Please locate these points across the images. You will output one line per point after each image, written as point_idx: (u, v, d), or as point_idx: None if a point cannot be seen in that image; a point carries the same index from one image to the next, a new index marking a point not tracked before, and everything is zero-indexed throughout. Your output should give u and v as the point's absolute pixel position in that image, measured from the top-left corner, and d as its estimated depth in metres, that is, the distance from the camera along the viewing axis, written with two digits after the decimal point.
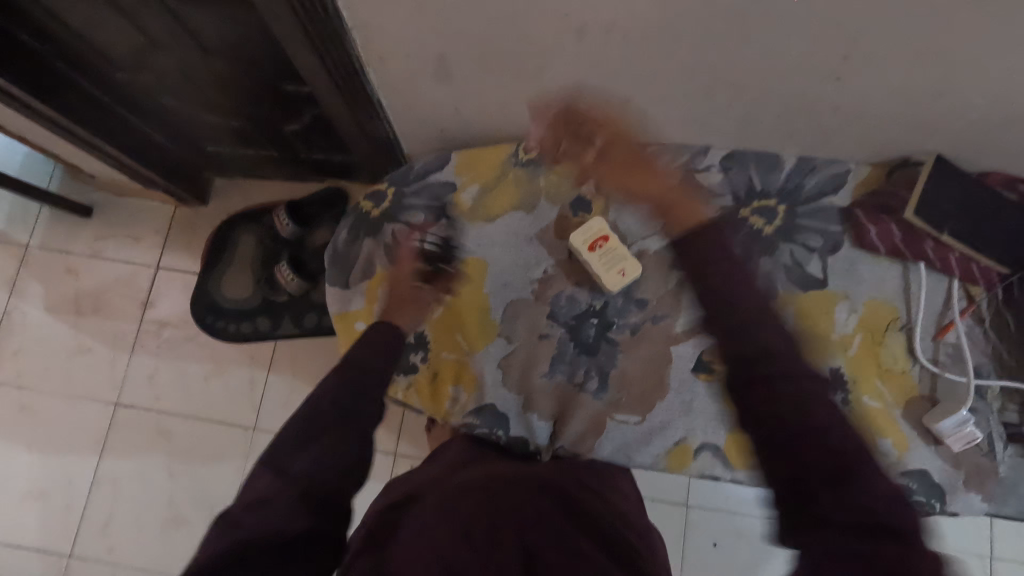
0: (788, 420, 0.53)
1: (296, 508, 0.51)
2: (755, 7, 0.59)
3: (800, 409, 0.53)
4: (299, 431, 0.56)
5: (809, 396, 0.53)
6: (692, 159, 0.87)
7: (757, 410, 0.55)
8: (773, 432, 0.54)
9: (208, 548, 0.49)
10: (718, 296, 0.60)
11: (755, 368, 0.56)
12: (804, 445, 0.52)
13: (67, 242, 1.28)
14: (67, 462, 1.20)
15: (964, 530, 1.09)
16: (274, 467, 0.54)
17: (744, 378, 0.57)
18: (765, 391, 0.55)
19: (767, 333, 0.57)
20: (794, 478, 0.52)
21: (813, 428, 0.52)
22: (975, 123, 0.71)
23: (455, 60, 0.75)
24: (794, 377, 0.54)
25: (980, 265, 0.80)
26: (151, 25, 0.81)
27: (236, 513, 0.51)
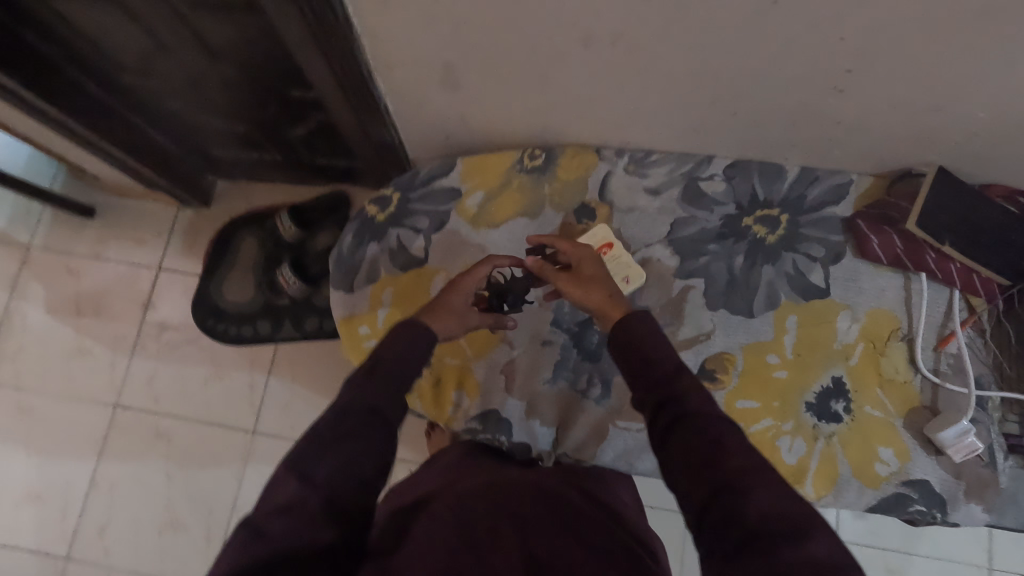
0: (702, 467, 0.46)
1: (323, 515, 0.49)
2: (761, 20, 0.60)
3: (713, 453, 0.46)
4: (326, 437, 0.51)
5: (723, 437, 0.47)
6: (695, 167, 0.88)
7: (671, 464, 0.48)
8: (689, 483, 0.47)
9: (229, 557, 0.46)
10: (632, 357, 0.55)
11: (669, 417, 0.49)
12: (720, 492, 0.45)
13: (69, 243, 1.29)
14: (64, 464, 1.19)
15: (964, 539, 1.09)
16: (299, 471, 0.50)
17: (659, 433, 0.50)
18: (680, 439, 0.48)
19: (680, 383, 0.51)
20: (712, 509, 0.44)
21: (729, 471, 0.45)
22: (976, 137, 0.72)
23: (461, 68, 0.75)
24: (707, 421, 0.48)
25: (982, 277, 0.80)
26: (159, 29, 0.82)
27: (259, 519, 0.48)
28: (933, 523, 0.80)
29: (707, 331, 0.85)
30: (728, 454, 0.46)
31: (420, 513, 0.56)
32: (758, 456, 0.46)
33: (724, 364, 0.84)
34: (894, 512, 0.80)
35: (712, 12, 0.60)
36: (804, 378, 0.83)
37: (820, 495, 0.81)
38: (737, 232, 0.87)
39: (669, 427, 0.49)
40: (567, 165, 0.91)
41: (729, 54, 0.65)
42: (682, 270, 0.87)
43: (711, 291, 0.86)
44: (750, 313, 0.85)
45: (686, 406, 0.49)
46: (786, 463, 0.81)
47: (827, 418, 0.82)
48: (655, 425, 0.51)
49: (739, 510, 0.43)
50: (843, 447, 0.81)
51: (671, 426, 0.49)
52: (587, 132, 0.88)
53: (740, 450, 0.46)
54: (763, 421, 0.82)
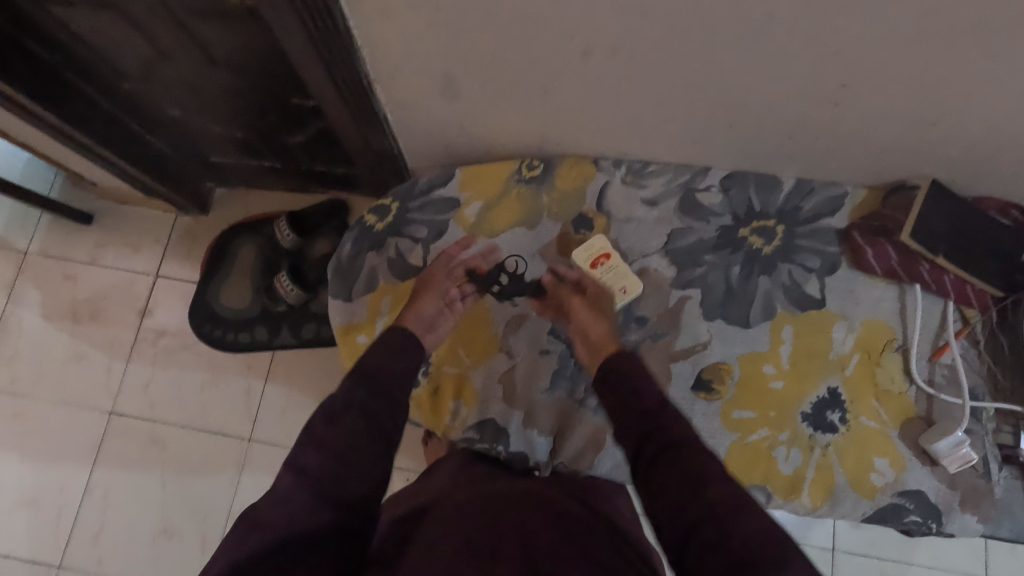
0: (686, 495, 0.50)
1: (320, 506, 0.51)
2: (759, 34, 0.61)
3: (696, 482, 0.50)
4: (324, 432, 0.54)
5: (706, 468, 0.51)
6: (692, 178, 0.89)
7: (656, 491, 0.52)
8: (673, 508, 0.50)
9: (229, 550, 0.48)
10: (620, 391, 0.62)
11: (654, 447, 0.54)
12: (703, 518, 0.49)
13: (66, 248, 1.28)
14: (59, 470, 1.19)
15: (959, 549, 1.09)
16: (296, 466, 0.52)
17: (644, 464, 0.54)
18: (664, 469, 0.52)
19: (663, 416, 0.57)
20: (691, 532, 0.48)
21: (712, 499, 0.49)
22: (970, 150, 0.73)
23: (461, 78, 0.76)
24: (690, 452, 0.53)
25: (975, 288, 0.81)
26: (160, 38, 0.82)
27: (258, 513, 0.50)
28: (928, 533, 0.81)
29: (703, 341, 0.86)
30: (710, 483, 0.50)
31: (421, 526, 0.57)
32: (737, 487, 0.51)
33: (720, 374, 0.85)
34: (890, 523, 0.80)
35: (711, 26, 0.61)
36: (801, 388, 0.83)
37: (817, 506, 0.81)
38: (733, 242, 0.87)
39: (655, 457, 0.54)
40: (565, 175, 0.92)
41: (727, 67, 0.66)
42: (679, 281, 0.88)
43: (709, 301, 0.87)
44: (747, 323, 0.86)
45: (671, 436, 0.55)
46: (783, 472, 0.81)
47: (823, 429, 0.82)
48: (641, 455, 0.55)
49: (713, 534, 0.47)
50: (840, 457, 0.81)
51: (657, 456, 0.54)
52: (585, 143, 0.89)
53: (721, 480, 0.51)
54: (760, 431, 0.83)
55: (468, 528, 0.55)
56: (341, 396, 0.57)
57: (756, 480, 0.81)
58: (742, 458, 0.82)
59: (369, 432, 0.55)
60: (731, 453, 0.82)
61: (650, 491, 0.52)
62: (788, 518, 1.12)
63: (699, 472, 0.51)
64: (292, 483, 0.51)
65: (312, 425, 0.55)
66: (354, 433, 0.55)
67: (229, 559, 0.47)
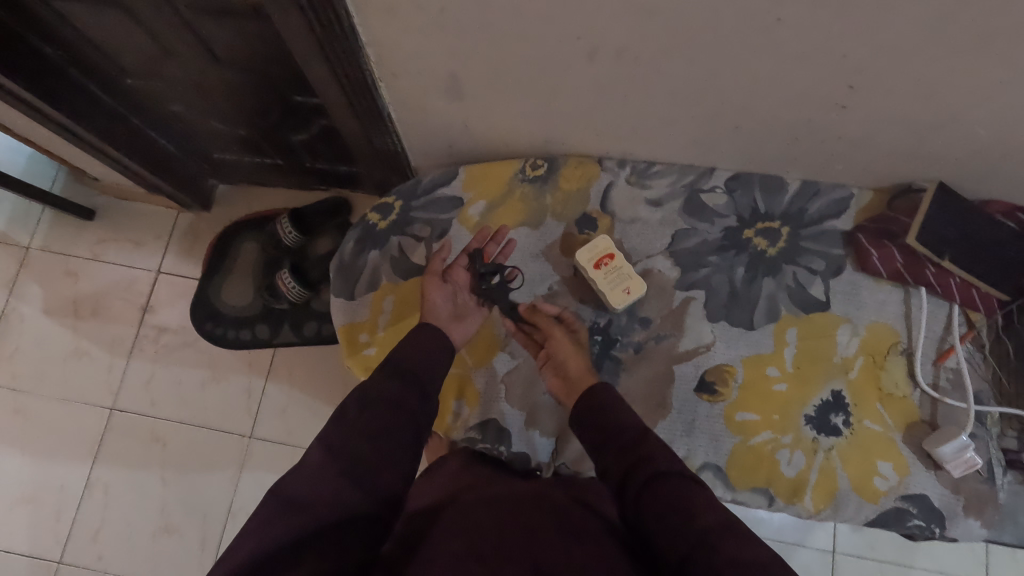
0: (678, 522, 0.51)
1: (351, 490, 0.52)
2: (767, 36, 0.60)
3: (687, 509, 0.51)
4: (359, 416, 0.56)
5: (693, 496, 0.52)
6: (697, 179, 0.88)
7: (648, 521, 0.52)
8: (668, 536, 0.50)
9: (260, 529, 0.48)
10: (596, 426, 0.63)
11: (641, 478, 0.55)
12: (697, 544, 0.49)
13: (68, 244, 1.28)
14: (59, 467, 1.19)
15: (960, 553, 1.09)
16: (330, 449, 0.54)
17: (632, 496, 0.55)
18: (652, 498, 0.53)
19: (645, 446, 0.58)
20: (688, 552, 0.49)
21: (703, 526, 0.50)
22: (976, 154, 0.72)
23: (466, 78, 0.76)
24: (677, 480, 0.54)
25: (980, 291, 0.81)
26: (164, 35, 0.82)
27: (289, 491, 0.51)
28: (931, 538, 0.80)
29: (707, 343, 0.85)
30: (700, 511, 0.51)
31: (430, 525, 0.57)
32: (727, 513, 0.51)
33: (724, 376, 0.84)
34: (893, 526, 0.80)
35: (718, 27, 0.60)
36: (804, 391, 0.83)
37: (819, 509, 0.81)
38: (738, 244, 0.87)
39: (642, 488, 0.55)
40: (569, 175, 0.91)
41: (734, 68, 0.66)
42: (683, 282, 0.87)
43: (712, 303, 0.86)
44: (751, 325, 0.85)
45: (655, 465, 0.56)
46: (786, 476, 0.81)
47: (826, 432, 0.82)
48: (626, 487, 0.56)
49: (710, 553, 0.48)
50: (843, 461, 0.81)
51: (644, 487, 0.55)
52: (588, 143, 0.88)
53: (710, 507, 0.52)
54: (763, 434, 0.82)
55: (470, 528, 0.55)
56: (375, 385, 0.60)
57: (758, 483, 0.81)
58: (744, 460, 0.82)
59: (399, 425, 0.58)
60: (733, 455, 0.82)
61: (643, 520, 0.53)
62: (789, 520, 1.12)
63: (690, 495, 0.52)
64: (325, 464, 0.53)
65: (346, 411, 0.57)
66: (386, 422, 0.57)
67: (264, 537, 0.48)
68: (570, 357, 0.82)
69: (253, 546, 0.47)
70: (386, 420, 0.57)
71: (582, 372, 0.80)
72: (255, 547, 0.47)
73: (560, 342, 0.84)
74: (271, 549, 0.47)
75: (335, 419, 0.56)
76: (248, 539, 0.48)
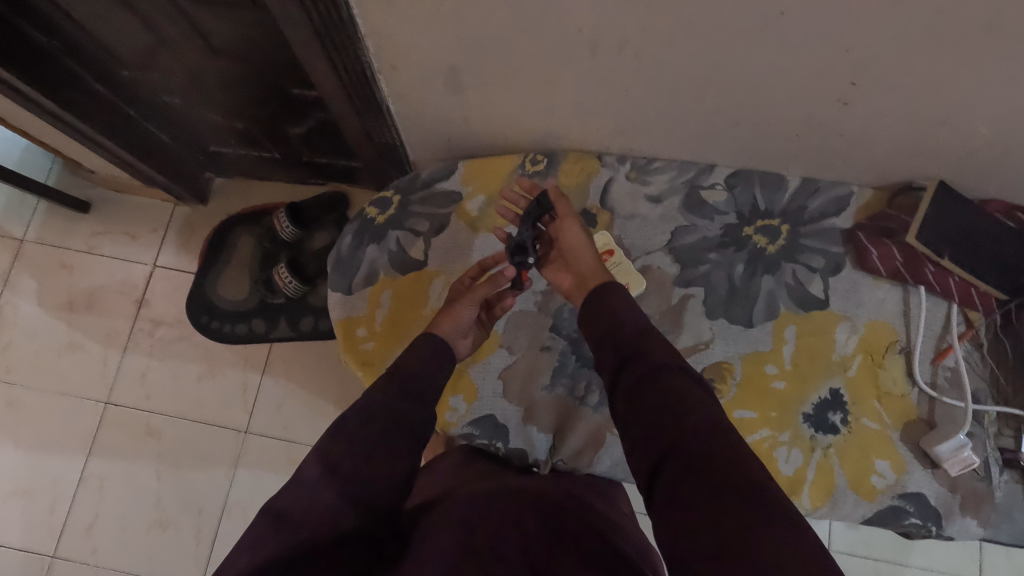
0: (664, 422, 0.50)
1: (346, 506, 0.51)
2: (772, 31, 0.60)
3: (674, 407, 0.51)
4: (349, 430, 0.55)
5: (684, 394, 0.51)
6: (697, 176, 0.88)
7: (631, 419, 0.53)
8: (648, 438, 0.51)
9: (251, 545, 0.47)
10: (599, 320, 0.62)
11: (633, 371, 0.55)
12: (678, 440, 0.49)
13: (62, 237, 1.27)
14: (53, 460, 1.18)
15: (953, 551, 1.09)
16: (326, 463, 0.53)
17: (624, 392, 0.55)
18: (642, 395, 0.53)
19: (641, 342, 0.57)
20: (670, 443, 0.49)
21: (687, 424, 0.49)
22: (977, 153, 0.72)
23: (466, 71, 0.75)
24: (670, 376, 0.53)
25: (980, 291, 0.81)
26: (162, 25, 0.81)
27: (283, 508, 0.50)
28: (927, 536, 0.81)
29: (706, 340, 0.85)
30: (689, 407, 0.50)
31: (425, 521, 0.57)
32: (717, 414, 0.50)
33: (722, 373, 0.84)
34: (890, 525, 0.80)
35: (721, 21, 0.60)
36: (803, 388, 0.83)
37: (817, 506, 0.81)
38: (737, 240, 0.87)
39: (632, 385, 0.54)
40: (569, 170, 0.91)
41: (736, 63, 0.65)
42: (682, 279, 0.87)
43: (711, 299, 0.86)
44: (750, 322, 0.85)
45: (650, 360, 0.55)
46: (784, 473, 0.81)
47: (825, 430, 0.82)
48: (619, 381, 0.56)
49: (693, 443, 0.48)
50: (841, 458, 0.81)
51: (638, 380, 0.54)
52: (589, 138, 0.88)
53: (699, 407, 0.50)
54: (761, 431, 0.82)
55: (470, 524, 0.55)
56: (378, 393, 0.59)
57: None
58: None
59: (400, 431, 0.57)
60: None
61: (627, 417, 0.53)
62: None
63: (683, 394, 0.52)
64: (320, 480, 0.52)
65: (345, 423, 0.56)
66: (386, 437, 0.56)
67: (255, 554, 0.47)
68: (579, 251, 0.75)
69: (246, 561, 0.46)
70: (387, 430, 0.56)
71: (595, 265, 0.72)
72: (244, 565, 0.46)
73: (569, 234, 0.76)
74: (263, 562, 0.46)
75: (333, 432, 0.55)
76: (242, 555, 0.47)
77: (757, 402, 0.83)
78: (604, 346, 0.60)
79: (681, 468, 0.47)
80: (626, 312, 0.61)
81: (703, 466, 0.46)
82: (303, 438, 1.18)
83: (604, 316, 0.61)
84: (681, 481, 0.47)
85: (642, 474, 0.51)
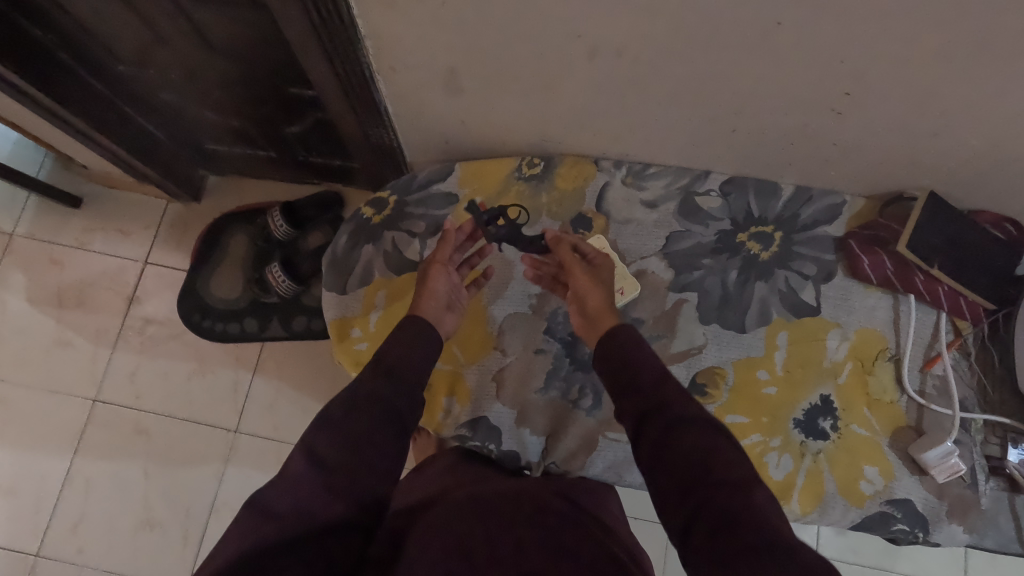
0: (691, 478, 0.51)
1: (331, 498, 0.51)
2: (767, 40, 0.60)
3: (703, 462, 0.51)
4: (337, 418, 0.55)
5: (711, 448, 0.52)
6: (691, 182, 0.89)
7: (659, 473, 0.53)
8: (679, 494, 0.51)
9: (239, 536, 0.47)
10: (615, 365, 0.62)
11: (659, 424, 0.55)
12: (707, 492, 0.49)
13: (53, 232, 1.26)
14: (39, 458, 1.16)
15: (940, 559, 1.10)
16: (313, 457, 0.52)
17: (650, 446, 0.54)
18: (669, 447, 0.53)
19: (662, 392, 0.57)
20: (698, 499, 0.49)
21: (715, 479, 0.50)
22: (966, 165, 0.74)
23: (464, 73, 0.75)
24: (696, 429, 0.53)
25: (968, 300, 0.82)
26: (159, 20, 0.81)
27: (266, 501, 0.50)
28: (914, 542, 0.82)
29: (699, 344, 0.86)
30: (716, 462, 0.51)
31: (421, 522, 0.57)
32: (745, 469, 0.51)
33: (715, 378, 0.85)
34: (878, 530, 0.81)
35: (718, 29, 0.60)
36: (795, 394, 0.84)
37: (806, 512, 0.82)
38: (731, 247, 0.88)
39: (657, 439, 0.54)
40: (566, 174, 0.91)
41: (732, 72, 0.66)
42: (677, 283, 0.88)
43: (704, 305, 0.87)
44: (743, 328, 0.86)
45: (672, 414, 0.55)
46: (774, 478, 0.82)
47: (815, 436, 0.82)
48: (643, 432, 0.56)
49: (721, 497, 0.49)
50: (830, 463, 0.82)
51: (662, 434, 0.54)
52: (586, 143, 0.88)
53: (727, 463, 0.51)
54: (752, 436, 0.83)
55: (465, 527, 0.55)
56: (364, 384, 0.59)
57: None
58: None
59: (392, 424, 0.56)
60: None
61: (656, 473, 0.53)
62: None
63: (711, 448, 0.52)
64: (307, 473, 0.51)
65: (331, 412, 0.55)
66: (372, 425, 0.55)
67: (242, 544, 0.47)
68: (587, 290, 0.76)
69: (233, 550, 0.46)
70: (382, 421, 0.56)
71: (603, 310, 0.73)
72: (228, 556, 0.46)
73: (579, 275, 0.78)
74: (240, 557, 0.46)
75: (320, 422, 0.55)
76: (230, 543, 0.47)
77: (756, 408, 0.84)
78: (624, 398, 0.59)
79: (713, 522, 0.48)
80: (646, 364, 0.61)
81: (731, 518, 0.47)
82: (294, 438, 1.18)
83: (624, 370, 0.61)
84: (714, 534, 0.47)
85: (673, 529, 0.51)
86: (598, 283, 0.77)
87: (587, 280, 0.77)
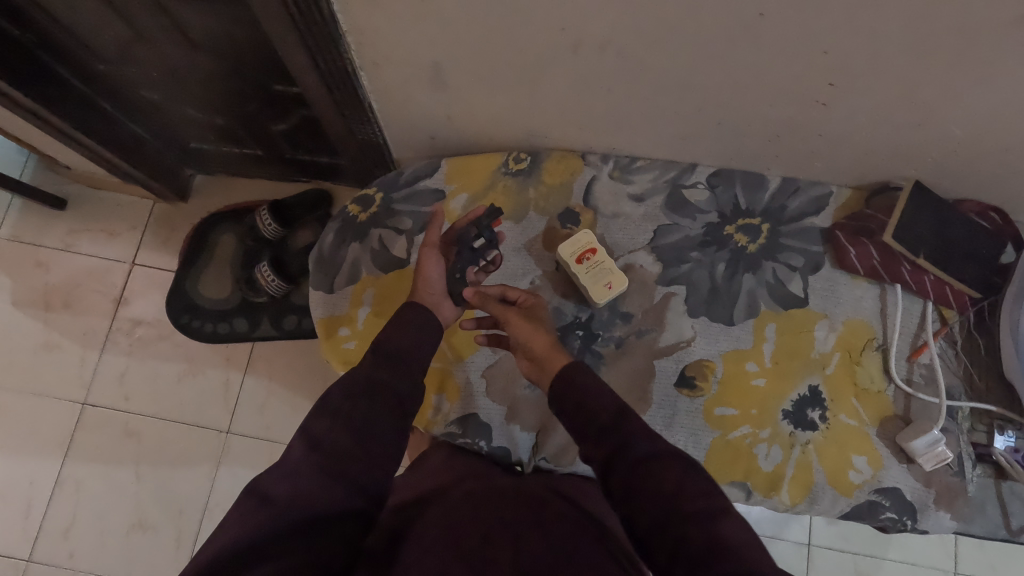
0: (666, 514, 0.51)
1: (332, 484, 0.50)
2: (751, 32, 0.60)
3: (675, 496, 0.51)
4: (338, 406, 0.55)
5: (683, 482, 0.52)
6: (679, 175, 0.89)
7: (632, 515, 0.52)
8: (656, 529, 0.51)
9: (239, 521, 0.47)
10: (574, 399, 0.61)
11: (622, 467, 0.54)
12: (685, 524, 0.50)
13: (38, 234, 1.25)
14: (29, 463, 1.16)
15: (930, 545, 1.11)
16: (313, 445, 0.52)
17: (618, 486, 0.53)
18: (639, 483, 0.53)
19: (623, 430, 0.56)
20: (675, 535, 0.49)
21: (689, 513, 0.50)
22: (948, 154, 0.74)
23: (449, 69, 0.75)
24: (661, 466, 0.53)
25: (954, 289, 0.83)
26: (139, 18, 0.79)
27: (266, 488, 0.49)
28: (903, 530, 0.82)
29: (688, 338, 0.86)
30: (687, 497, 0.51)
31: (417, 517, 0.57)
32: (714, 499, 0.51)
33: (704, 371, 0.85)
34: (866, 519, 0.82)
35: (701, 21, 0.60)
36: (783, 386, 0.84)
37: (795, 502, 0.82)
38: (719, 240, 0.88)
39: (625, 479, 0.53)
40: (553, 169, 0.91)
41: (716, 65, 0.66)
42: (665, 277, 0.88)
43: (693, 299, 0.87)
44: (731, 321, 0.86)
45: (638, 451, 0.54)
46: (763, 469, 0.83)
47: (803, 427, 0.83)
48: (608, 478, 0.55)
49: (697, 531, 0.49)
50: (819, 454, 0.82)
51: (629, 472, 0.53)
52: (574, 138, 0.88)
53: (698, 495, 0.51)
54: (741, 428, 0.83)
55: (460, 524, 0.55)
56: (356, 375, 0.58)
57: (736, 477, 0.82)
58: (722, 455, 0.83)
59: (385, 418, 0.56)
60: (710, 450, 0.83)
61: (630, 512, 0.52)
62: (766, 513, 1.13)
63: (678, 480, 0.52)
64: (306, 459, 0.51)
65: (330, 398, 0.56)
66: (370, 412, 0.56)
67: (242, 528, 0.46)
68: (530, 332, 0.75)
69: (234, 534, 0.46)
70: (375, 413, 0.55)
71: (551, 346, 0.72)
72: (229, 539, 0.46)
73: (518, 322, 0.77)
74: (237, 547, 0.45)
75: (318, 410, 0.55)
76: (231, 527, 0.47)
77: (749, 397, 0.84)
78: (587, 443, 0.58)
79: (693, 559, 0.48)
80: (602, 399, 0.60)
81: (709, 552, 0.48)
82: (285, 438, 1.18)
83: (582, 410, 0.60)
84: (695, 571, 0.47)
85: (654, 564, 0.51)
86: (539, 327, 0.76)
87: (528, 326, 0.76)
